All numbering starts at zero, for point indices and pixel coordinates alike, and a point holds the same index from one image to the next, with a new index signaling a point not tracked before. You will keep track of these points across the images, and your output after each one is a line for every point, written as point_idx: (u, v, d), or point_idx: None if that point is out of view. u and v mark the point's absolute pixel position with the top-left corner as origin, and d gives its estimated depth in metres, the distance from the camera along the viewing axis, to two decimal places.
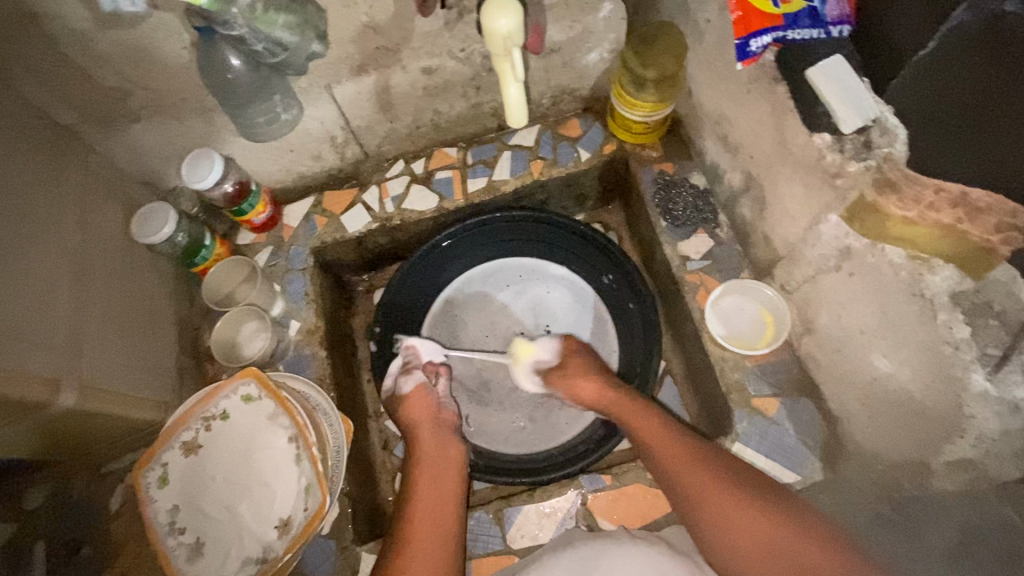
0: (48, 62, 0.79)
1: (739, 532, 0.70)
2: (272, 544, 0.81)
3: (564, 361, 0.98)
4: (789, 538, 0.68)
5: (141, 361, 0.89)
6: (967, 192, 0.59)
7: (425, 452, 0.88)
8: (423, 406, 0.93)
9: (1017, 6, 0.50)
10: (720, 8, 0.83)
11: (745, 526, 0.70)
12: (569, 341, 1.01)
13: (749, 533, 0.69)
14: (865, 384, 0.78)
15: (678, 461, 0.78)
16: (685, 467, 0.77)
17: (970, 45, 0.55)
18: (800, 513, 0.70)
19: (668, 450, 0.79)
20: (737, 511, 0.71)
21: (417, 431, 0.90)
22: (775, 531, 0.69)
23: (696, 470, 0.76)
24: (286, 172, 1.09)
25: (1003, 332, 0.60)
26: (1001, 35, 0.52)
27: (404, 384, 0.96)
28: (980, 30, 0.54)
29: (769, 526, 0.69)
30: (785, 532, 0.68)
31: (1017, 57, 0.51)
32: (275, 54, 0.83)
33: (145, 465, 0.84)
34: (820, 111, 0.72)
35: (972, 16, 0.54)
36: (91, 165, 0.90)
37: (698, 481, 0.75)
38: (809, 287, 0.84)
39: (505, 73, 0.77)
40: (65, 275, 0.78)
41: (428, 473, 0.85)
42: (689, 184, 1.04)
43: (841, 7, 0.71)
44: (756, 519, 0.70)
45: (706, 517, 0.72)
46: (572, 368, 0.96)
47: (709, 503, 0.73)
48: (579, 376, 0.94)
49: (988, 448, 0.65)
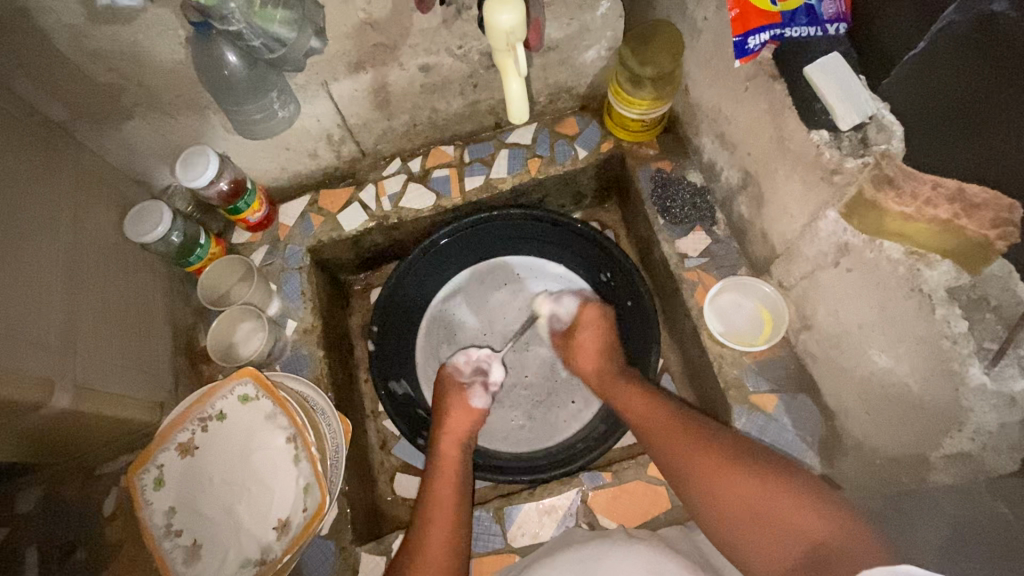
0: (41, 57, 0.78)
1: (731, 505, 0.70)
2: (270, 545, 0.80)
3: (581, 325, 1.01)
4: (786, 505, 0.67)
5: (136, 360, 0.88)
6: (963, 188, 0.60)
7: (449, 460, 0.89)
8: (466, 416, 0.95)
9: (1005, 7, 0.52)
10: (717, 7, 0.84)
11: (735, 493, 0.71)
12: (587, 309, 1.02)
13: (741, 508, 0.69)
14: (863, 378, 0.79)
15: (677, 442, 0.78)
16: (692, 447, 0.76)
17: (963, 44, 0.56)
18: (804, 488, 0.69)
19: (664, 431, 0.80)
20: (728, 478, 0.72)
21: (447, 441, 0.92)
22: (769, 495, 0.69)
23: (694, 454, 0.75)
24: (281, 171, 1.08)
25: (999, 325, 0.60)
26: (990, 35, 0.54)
27: (475, 395, 0.98)
28: (969, 29, 0.55)
29: (766, 493, 0.69)
30: (787, 497, 0.68)
31: (1010, 55, 0.52)
32: (273, 50, 0.82)
33: (141, 467, 0.83)
34: (817, 108, 0.72)
35: (962, 17, 0.56)
36: (85, 161, 0.89)
37: (697, 460, 0.75)
38: (807, 283, 0.85)
39: (507, 69, 0.76)
40: (57, 273, 0.77)
41: (449, 480, 0.86)
42: (687, 181, 1.04)
43: (838, 6, 0.71)
44: (754, 492, 0.70)
45: (700, 490, 0.73)
46: (585, 339, 1.00)
47: (704, 481, 0.73)
48: (585, 345, 0.99)
49: (986, 442, 0.65)
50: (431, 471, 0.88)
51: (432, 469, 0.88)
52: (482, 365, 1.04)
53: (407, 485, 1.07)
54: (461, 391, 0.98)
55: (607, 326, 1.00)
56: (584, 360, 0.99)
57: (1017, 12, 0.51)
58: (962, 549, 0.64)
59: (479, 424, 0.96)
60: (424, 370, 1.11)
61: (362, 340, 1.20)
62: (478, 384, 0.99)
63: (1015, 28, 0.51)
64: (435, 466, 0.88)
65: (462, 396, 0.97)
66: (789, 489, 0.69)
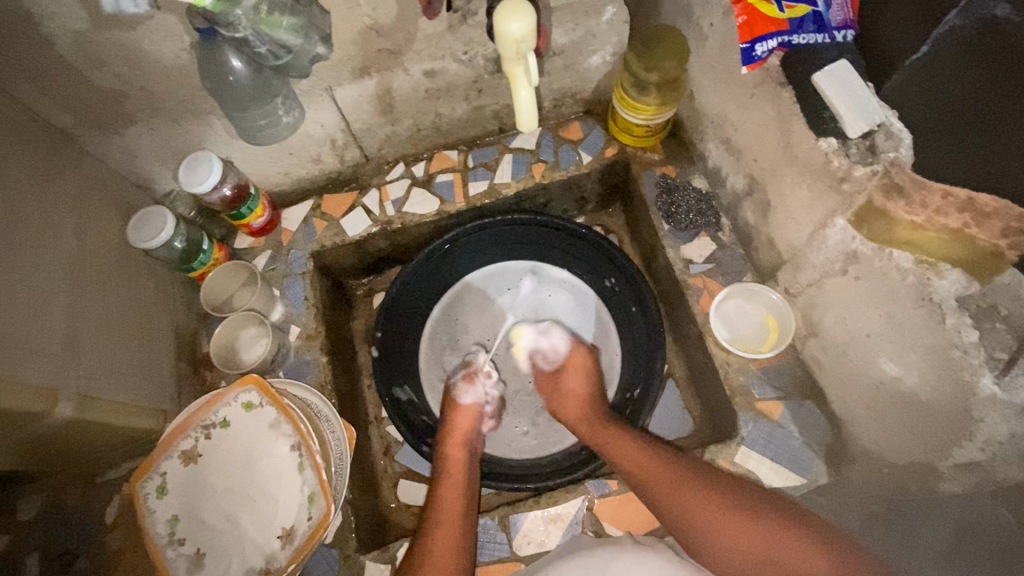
0: (44, 63, 0.77)
1: (733, 543, 0.69)
2: (275, 555, 0.80)
3: (567, 368, 1.02)
4: (791, 553, 0.66)
5: (139, 367, 0.87)
6: (974, 197, 0.59)
7: (454, 461, 0.90)
8: (467, 417, 0.97)
9: (1007, 11, 0.51)
10: (724, 13, 0.83)
11: (732, 539, 0.69)
12: (574, 350, 1.04)
13: (740, 551, 0.68)
14: (871, 386, 0.79)
15: (665, 484, 0.77)
16: (681, 485, 0.76)
17: (965, 47, 0.56)
18: (800, 528, 0.68)
19: (648, 476, 0.79)
20: (722, 519, 0.71)
21: (451, 442, 0.93)
22: (771, 540, 0.67)
23: (683, 491, 0.75)
24: (285, 176, 1.08)
25: (1010, 335, 0.60)
26: (991, 38, 0.53)
27: (465, 394, 1.02)
28: (971, 33, 0.55)
29: (768, 539, 0.67)
30: (790, 546, 0.66)
31: (1012, 59, 0.52)
32: (278, 56, 0.81)
33: (143, 475, 0.82)
34: (826, 116, 0.72)
35: (964, 20, 0.55)
36: (88, 167, 0.88)
37: (689, 500, 0.74)
38: (814, 291, 0.85)
39: (517, 77, 0.76)
40: (60, 282, 0.76)
41: (456, 480, 0.87)
42: (692, 187, 1.04)
43: (846, 13, 0.70)
44: (754, 534, 0.68)
45: (694, 533, 0.72)
46: (568, 377, 1.01)
47: (701, 520, 0.72)
48: (568, 392, 1.00)
49: (996, 451, 0.64)
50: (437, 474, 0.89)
51: (438, 472, 0.89)
52: (474, 368, 1.07)
53: (409, 491, 1.07)
54: (451, 392, 1.03)
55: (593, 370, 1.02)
56: (568, 404, 0.99)
57: (1021, 17, 0.51)
58: (962, 555, 0.67)
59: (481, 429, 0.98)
60: (427, 377, 1.10)
61: (365, 345, 1.19)
62: (466, 383, 1.04)
63: (1016, 33, 0.51)
64: (440, 468, 0.89)
65: (453, 398, 1.01)
66: (787, 528, 0.68)
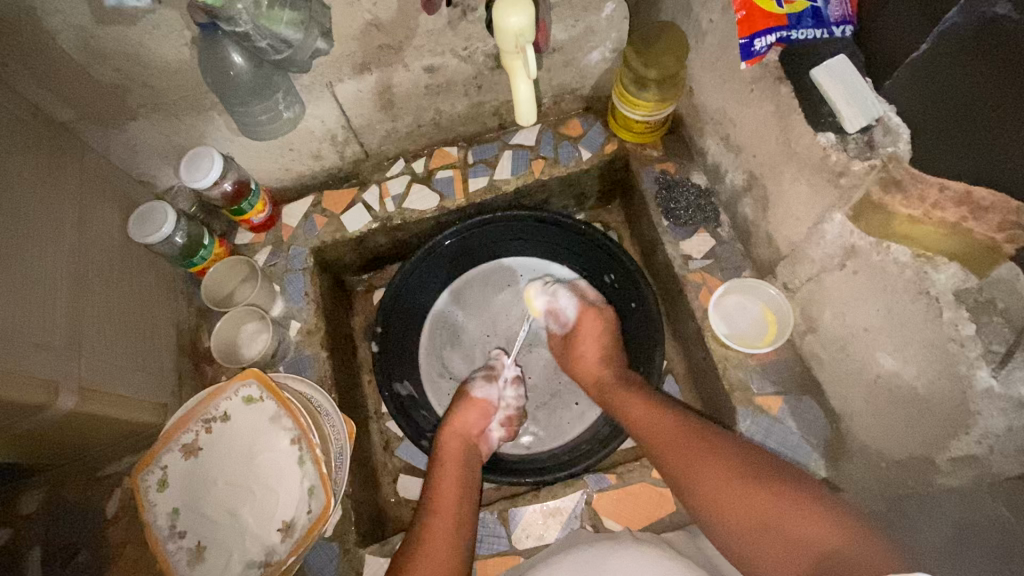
0: (46, 59, 0.78)
1: (733, 514, 0.71)
2: (275, 547, 0.80)
3: (581, 333, 1.03)
4: (793, 517, 0.67)
5: (140, 361, 0.88)
6: (970, 191, 0.59)
7: (449, 451, 0.91)
8: (471, 411, 0.98)
9: (1008, 9, 0.52)
10: (723, 9, 0.84)
11: (737, 504, 0.71)
12: (586, 316, 1.04)
13: (745, 517, 0.70)
14: (869, 380, 0.79)
15: (676, 446, 0.79)
16: (689, 448, 0.78)
17: (965, 44, 0.56)
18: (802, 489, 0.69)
19: (659, 441, 0.82)
20: (728, 483, 0.72)
21: (448, 433, 0.94)
22: (773, 509, 0.68)
23: (692, 455, 0.77)
24: (286, 172, 1.08)
25: (1007, 328, 0.60)
26: (993, 36, 0.53)
27: (478, 388, 1.02)
28: (972, 30, 0.55)
29: (773, 504, 0.69)
30: (793, 517, 0.67)
31: (1011, 56, 0.52)
32: (280, 51, 0.82)
33: (145, 467, 0.83)
34: (824, 110, 0.72)
35: (965, 18, 0.55)
36: (89, 162, 0.89)
37: (698, 468, 0.75)
38: (813, 285, 0.85)
39: (516, 69, 0.78)
40: (61, 275, 0.76)
41: (451, 472, 0.87)
42: (691, 183, 1.04)
43: (845, 8, 0.71)
44: (759, 498, 0.70)
45: (700, 493, 0.74)
46: (586, 343, 1.02)
47: (708, 486, 0.74)
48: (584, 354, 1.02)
49: (992, 445, 0.64)
50: (433, 464, 0.90)
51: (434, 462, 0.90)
52: (493, 366, 1.07)
53: (409, 486, 1.07)
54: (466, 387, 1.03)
55: (605, 330, 1.03)
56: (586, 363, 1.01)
57: (1020, 15, 0.51)
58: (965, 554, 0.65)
59: (486, 423, 0.98)
60: (427, 372, 1.12)
61: (365, 340, 1.20)
62: (481, 378, 1.04)
63: (1016, 30, 0.51)
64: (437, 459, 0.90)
65: (465, 394, 1.01)
66: (789, 493, 0.69)
